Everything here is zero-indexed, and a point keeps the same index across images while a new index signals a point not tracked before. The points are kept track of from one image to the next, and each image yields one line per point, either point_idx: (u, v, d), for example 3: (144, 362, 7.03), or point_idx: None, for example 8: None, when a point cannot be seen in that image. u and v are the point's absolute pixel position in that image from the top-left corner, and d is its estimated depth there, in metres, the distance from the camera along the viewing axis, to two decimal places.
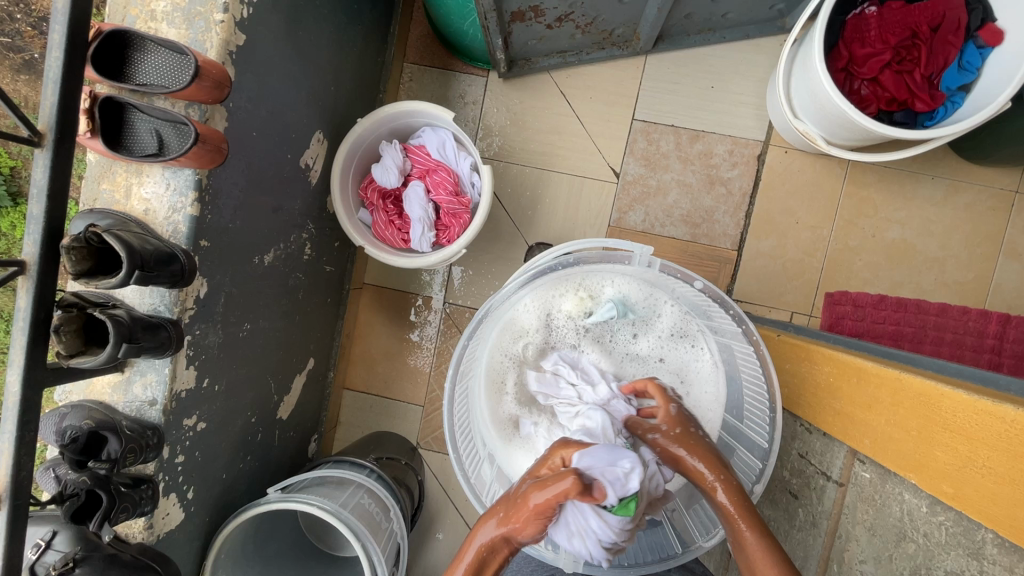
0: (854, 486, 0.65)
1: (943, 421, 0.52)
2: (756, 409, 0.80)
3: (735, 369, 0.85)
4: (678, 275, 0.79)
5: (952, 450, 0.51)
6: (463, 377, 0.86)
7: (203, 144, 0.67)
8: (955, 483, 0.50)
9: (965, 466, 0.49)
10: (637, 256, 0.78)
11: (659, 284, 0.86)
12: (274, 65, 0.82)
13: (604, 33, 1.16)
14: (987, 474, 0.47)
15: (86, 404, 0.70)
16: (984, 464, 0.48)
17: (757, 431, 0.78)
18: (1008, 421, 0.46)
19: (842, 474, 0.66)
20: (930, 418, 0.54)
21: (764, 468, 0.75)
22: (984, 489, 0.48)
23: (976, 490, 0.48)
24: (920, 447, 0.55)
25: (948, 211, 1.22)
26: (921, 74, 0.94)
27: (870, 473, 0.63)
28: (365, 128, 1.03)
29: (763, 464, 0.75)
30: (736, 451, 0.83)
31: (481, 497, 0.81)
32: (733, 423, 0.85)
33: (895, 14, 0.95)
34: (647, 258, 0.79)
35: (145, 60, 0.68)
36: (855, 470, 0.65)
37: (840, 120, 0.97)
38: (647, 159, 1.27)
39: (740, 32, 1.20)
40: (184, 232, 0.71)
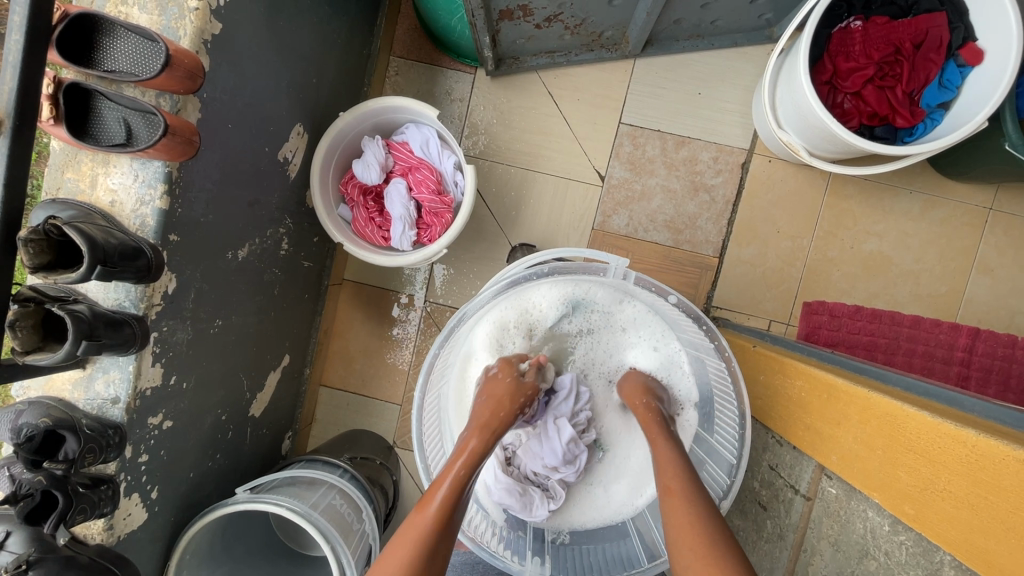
0: (821, 501, 0.65)
1: (907, 443, 0.53)
2: (727, 423, 0.80)
3: (706, 381, 0.86)
4: (653, 286, 0.79)
5: (914, 471, 0.52)
6: (435, 385, 0.84)
7: (173, 136, 0.65)
8: (917, 504, 0.51)
9: (927, 489, 0.50)
10: (613, 266, 0.78)
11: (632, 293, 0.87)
12: (252, 55, 0.79)
13: (593, 35, 1.16)
14: (946, 496, 0.48)
15: (43, 400, 0.68)
16: (944, 487, 0.48)
17: (725, 446, 0.79)
18: (969, 446, 0.47)
19: (810, 488, 0.67)
20: (895, 438, 0.55)
21: (731, 484, 0.75)
22: (943, 512, 0.49)
23: (935, 511, 0.49)
24: (884, 466, 0.55)
25: (925, 226, 1.24)
26: (903, 90, 0.95)
27: (837, 489, 0.63)
28: (346, 122, 1.01)
29: (730, 480, 0.75)
30: (706, 465, 0.83)
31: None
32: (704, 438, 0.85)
33: (879, 29, 0.96)
34: (622, 269, 0.79)
35: (113, 45, 0.64)
36: (823, 485, 0.65)
37: (822, 133, 0.98)
38: (633, 163, 1.27)
39: (729, 40, 1.20)
40: (152, 226, 0.69)
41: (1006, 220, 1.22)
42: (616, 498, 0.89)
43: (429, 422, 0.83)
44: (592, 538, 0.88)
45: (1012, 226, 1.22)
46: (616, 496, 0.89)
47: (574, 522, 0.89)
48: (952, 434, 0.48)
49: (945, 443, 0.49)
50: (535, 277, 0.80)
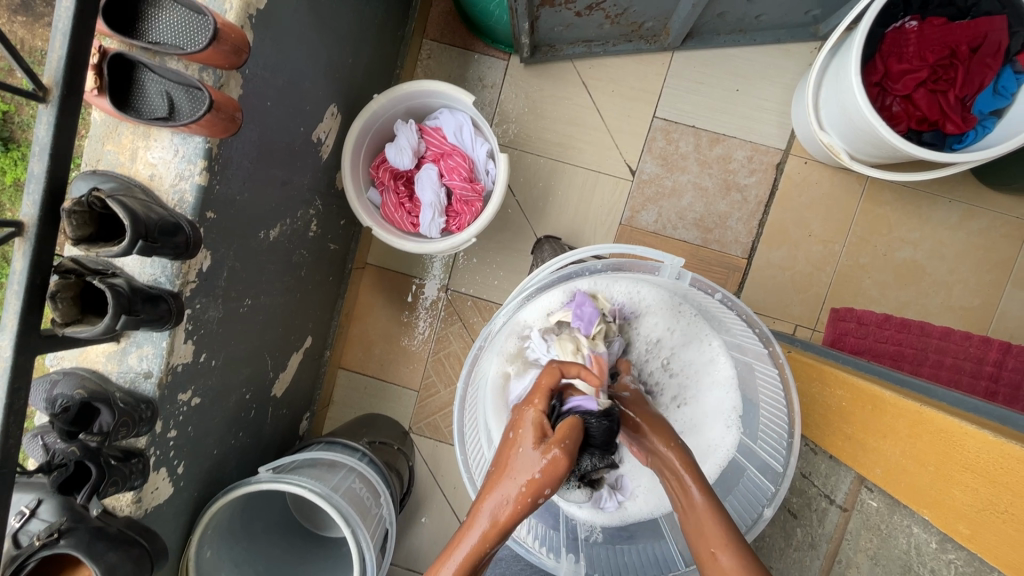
0: (859, 513, 0.64)
1: (963, 460, 0.52)
2: (771, 429, 0.78)
3: (753, 390, 0.83)
4: (707, 288, 0.76)
5: (969, 490, 0.51)
6: (474, 379, 0.81)
7: (217, 112, 0.64)
8: (973, 524, 0.50)
9: (985, 509, 0.49)
10: (667, 267, 0.74)
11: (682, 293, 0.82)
12: (293, 32, 0.78)
13: (633, 26, 1.13)
14: (1007, 519, 0.47)
15: (77, 371, 0.68)
16: (1006, 509, 0.47)
17: (772, 454, 0.77)
18: None
19: (848, 499, 0.66)
20: (948, 455, 0.54)
21: (776, 492, 0.73)
22: (1002, 534, 0.47)
23: (994, 533, 0.48)
24: (936, 483, 0.54)
25: (962, 236, 1.21)
26: (955, 95, 0.92)
27: (878, 502, 0.62)
28: (381, 105, 0.99)
29: (775, 487, 0.74)
30: (745, 470, 0.82)
31: None
32: (745, 442, 0.83)
33: (935, 31, 0.92)
34: (677, 269, 0.75)
35: (158, 17, 0.64)
36: (862, 497, 0.65)
37: (868, 135, 0.96)
38: (665, 159, 1.24)
39: (771, 36, 1.17)
40: (191, 202, 0.68)
41: None
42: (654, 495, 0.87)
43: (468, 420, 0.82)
44: (625, 536, 0.86)
45: None
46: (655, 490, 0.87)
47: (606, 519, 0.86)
48: (1016, 455, 0.47)
49: (1009, 463, 0.48)
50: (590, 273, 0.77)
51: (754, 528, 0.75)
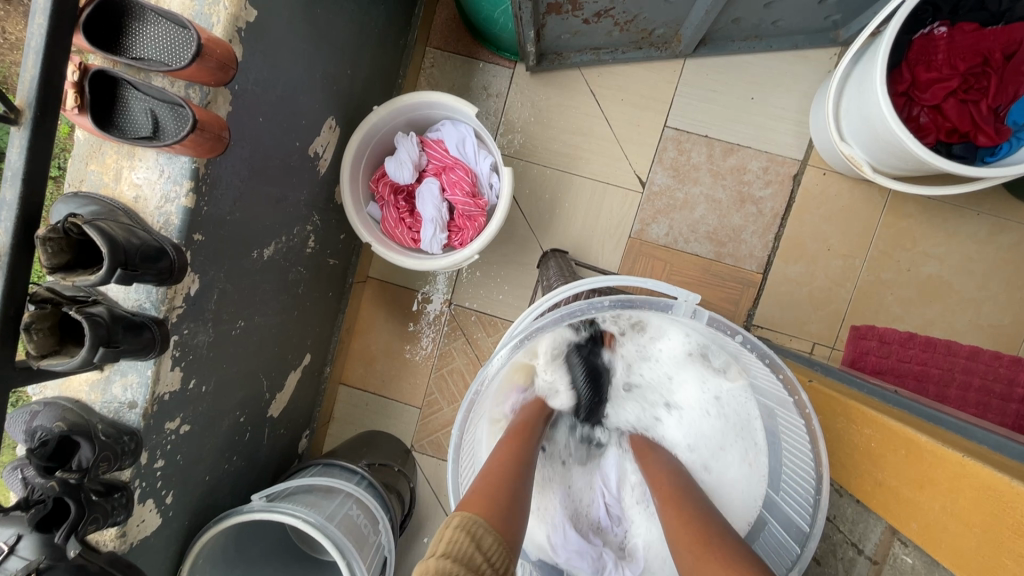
0: (890, 566, 0.59)
1: (1016, 526, 0.47)
2: (800, 484, 0.72)
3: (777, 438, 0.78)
4: (725, 329, 0.70)
5: None
6: (472, 425, 0.76)
7: (202, 131, 0.61)
8: None
9: None
10: (682, 303, 0.69)
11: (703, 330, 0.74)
12: (286, 43, 0.74)
13: (643, 33, 1.09)
14: None
15: (60, 401, 0.65)
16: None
17: (797, 508, 0.72)
18: None
19: (877, 550, 0.61)
20: (998, 517, 0.49)
21: (802, 552, 0.68)
22: None
23: None
24: (981, 547, 0.49)
25: (991, 251, 1.15)
26: (988, 105, 0.87)
27: (913, 559, 0.57)
28: (380, 117, 0.96)
29: (801, 548, 0.68)
30: (771, 524, 0.76)
31: None
32: (772, 496, 0.78)
33: (967, 38, 0.86)
34: (692, 306, 0.69)
35: (142, 31, 0.61)
36: (894, 550, 0.59)
37: (894, 148, 0.90)
38: (676, 170, 1.20)
39: (788, 42, 1.12)
40: (176, 224, 0.65)
41: None
42: None
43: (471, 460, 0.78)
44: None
45: None
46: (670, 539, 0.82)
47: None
48: None
49: None
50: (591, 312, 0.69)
51: None
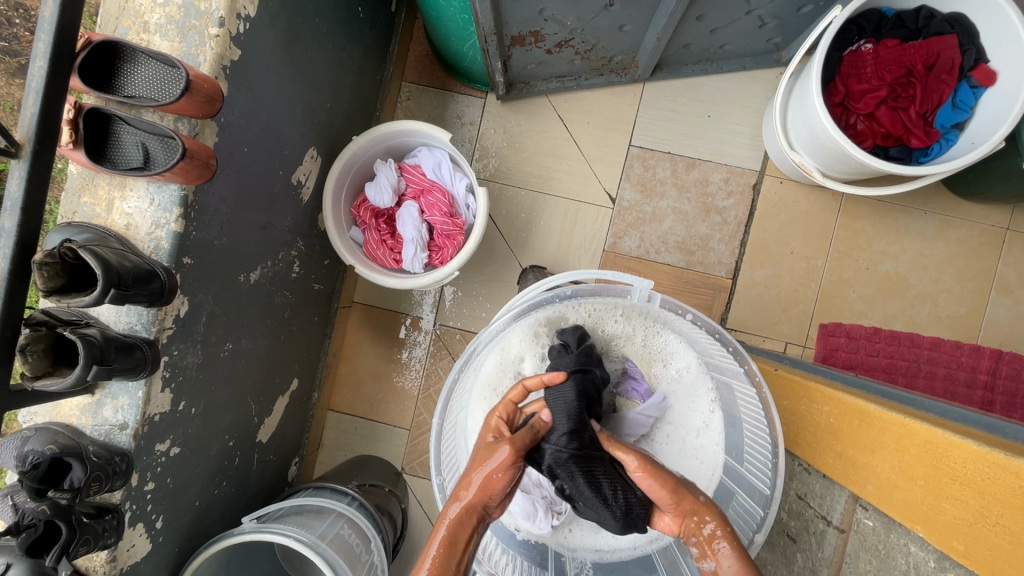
0: (855, 533, 0.63)
1: (950, 472, 0.51)
2: (757, 451, 0.77)
3: (737, 416, 0.82)
4: (676, 309, 0.78)
5: (960, 503, 0.50)
6: (452, 412, 0.82)
7: (191, 159, 0.65)
8: (966, 539, 0.49)
9: (976, 523, 0.48)
10: (637, 289, 0.77)
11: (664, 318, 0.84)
12: (268, 80, 0.80)
13: (602, 60, 1.17)
14: (1000, 531, 0.46)
15: (50, 427, 0.66)
16: (998, 521, 0.47)
17: (756, 476, 0.76)
18: (1018, 476, 0.46)
19: (844, 520, 0.64)
20: (936, 468, 0.53)
21: (765, 516, 0.71)
22: (997, 547, 0.46)
23: (986, 546, 0.47)
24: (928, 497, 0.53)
25: (941, 246, 1.22)
26: (916, 111, 0.96)
27: (873, 521, 0.61)
28: (359, 146, 1.01)
29: (763, 512, 0.72)
30: (735, 494, 0.80)
31: None
32: (733, 466, 0.82)
33: (891, 52, 0.95)
34: (646, 292, 0.77)
35: (134, 72, 0.66)
36: (857, 516, 0.63)
37: (835, 152, 0.98)
38: (643, 185, 1.27)
39: (737, 63, 1.22)
40: (166, 248, 0.68)
41: None
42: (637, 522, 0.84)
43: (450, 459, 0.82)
44: (616, 565, 0.85)
45: None
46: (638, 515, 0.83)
47: (595, 548, 0.85)
48: (1000, 464, 0.47)
49: (993, 474, 0.48)
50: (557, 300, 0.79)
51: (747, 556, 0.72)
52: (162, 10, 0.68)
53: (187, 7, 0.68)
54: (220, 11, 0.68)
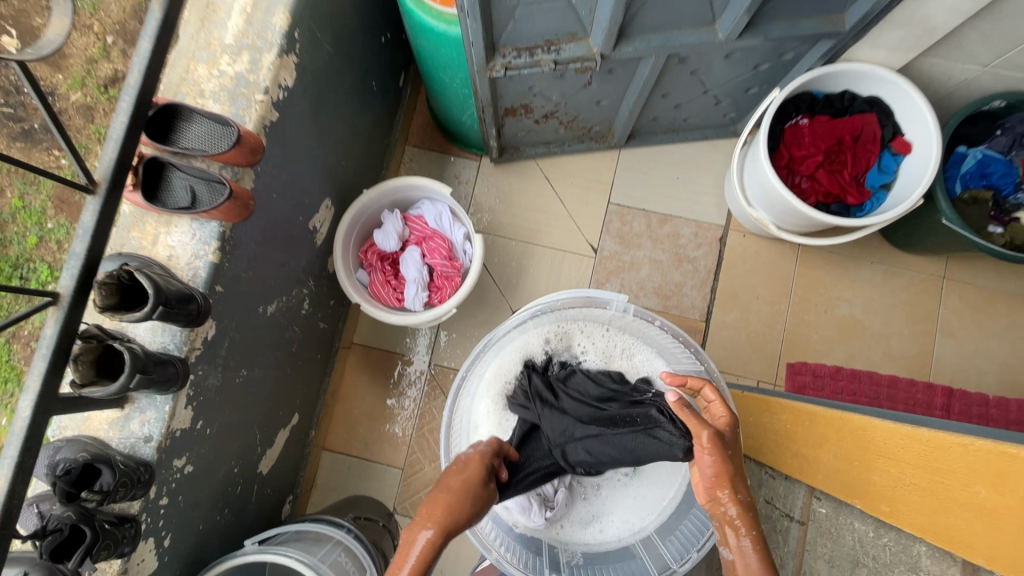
0: (813, 523, 0.71)
1: (876, 449, 0.60)
2: None
3: None
4: (646, 318, 0.96)
5: (885, 473, 0.58)
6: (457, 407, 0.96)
7: (235, 200, 0.76)
8: (891, 502, 0.56)
9: (897, 487, 0.56)
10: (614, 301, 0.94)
11: (639, 332, 0.98)
12: (298, 138, 0.93)
13: (583, 129, 1.34)
14: (913, 488, 0.53)
15: (81, 439, 0.72)
16: (910, 480, 0.54)
17: None
18: (922, 440, 0.54)
19: (803, 512, 0.72)
20: (867, 449, 0.62)
21: None
22: (911, 503, 0.54)
23: (905, 505, 0.54)
24: (869, 477, 0.59)
25: (888, 292, 1.36)
26: (850, 173, 1.14)
27: (826, 508, 0.69)
28: (369, 198, 1.14)
29: None
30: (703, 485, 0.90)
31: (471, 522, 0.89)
32: None
33: (824, 125, 1.12)
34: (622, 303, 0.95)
35: (188, 128, 0.77)
36: (813, 506, 0.71)
37: (785, 207, 1.14)
38: (622, 237, 1.41)
39: (700, 134, 1.40)
40: (203, 276, 0.78)
41: (960, 287, 1.35)
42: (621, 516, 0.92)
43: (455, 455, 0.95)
44: (604, 556, 0.92)
45: (965, 292, 1.35)
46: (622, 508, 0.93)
47: (585, 541, 0.92)
48: (911, 433, 0.56)
49: (906, 442, 0.56)
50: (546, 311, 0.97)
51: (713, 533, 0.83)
52: (217, 80, 0.81)
53: (238, 78, 0.81)
54: (265, 82, 0.82)
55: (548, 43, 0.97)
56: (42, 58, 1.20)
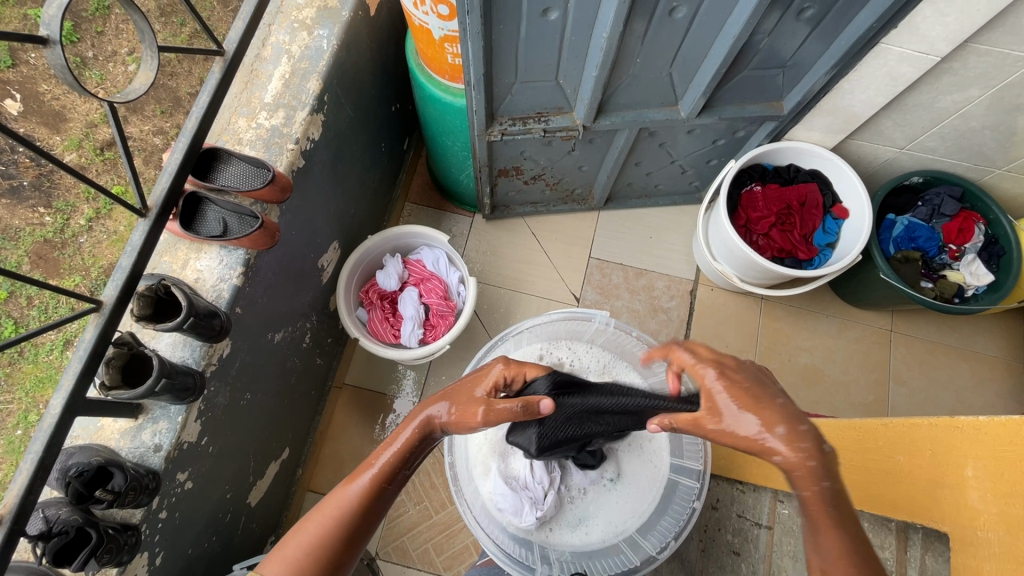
0: (780, 524, 0.91)
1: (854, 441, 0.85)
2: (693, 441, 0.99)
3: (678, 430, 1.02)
4: (624, 331, 1.07)
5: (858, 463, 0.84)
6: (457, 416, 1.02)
7: (263, 231, 0.85)
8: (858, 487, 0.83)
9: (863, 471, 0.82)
10: (599, 317, 1.06)
11: (619, 347, 1.09)
12: (318, 184, 1.05)
13: (567, 192, 1.51)
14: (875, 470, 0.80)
15: (93, 445, 0.75)
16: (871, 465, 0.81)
17: (691, 458, 0.98)
18: (884, 427, 0.80)
19: (770, 518, 0.92)
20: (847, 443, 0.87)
21: (701, 487, 0.94)
22: (871, 480, 0.81)
23: (866, 482, 0.81)
24: (930, 488, 0.71)
25: (844, 343, 1.49)
26: (799, 234, 1.30)
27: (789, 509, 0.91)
28: (374, 242, 1.25)
29: (699, 483, 0.95)
30: (677, 482, 0.98)
31: (472, 517, 0.95)
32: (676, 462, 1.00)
33: (775, 192, 1.30)
34: (606, 318, 1.06)
35: (226, 169, 0.88)
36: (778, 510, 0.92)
37: (745, 261, 1.29)
38: (602, 289, 1.53)
39: (669, 200, 1.58)
40: (226, 298, 0.85)
41: (906, 339, 1.49)
42: (606, 521, 0.98)
43: (457, 454, 1.02)
44: (589, 557, 0.96)
45: (911, 344, 1.49)
46: (608, 513, 0.99)
47: (572, 542, 0.97)
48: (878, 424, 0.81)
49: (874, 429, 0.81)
50: (538, 327, 1.08)
51: (690, 521, 0.93)
52: (255, 131, 0.94)
53: (273, 130, 0.94)
54: (297, 134, 0.95)
55: (538, 114, 1.14)
56: (41, 120, 1.33)
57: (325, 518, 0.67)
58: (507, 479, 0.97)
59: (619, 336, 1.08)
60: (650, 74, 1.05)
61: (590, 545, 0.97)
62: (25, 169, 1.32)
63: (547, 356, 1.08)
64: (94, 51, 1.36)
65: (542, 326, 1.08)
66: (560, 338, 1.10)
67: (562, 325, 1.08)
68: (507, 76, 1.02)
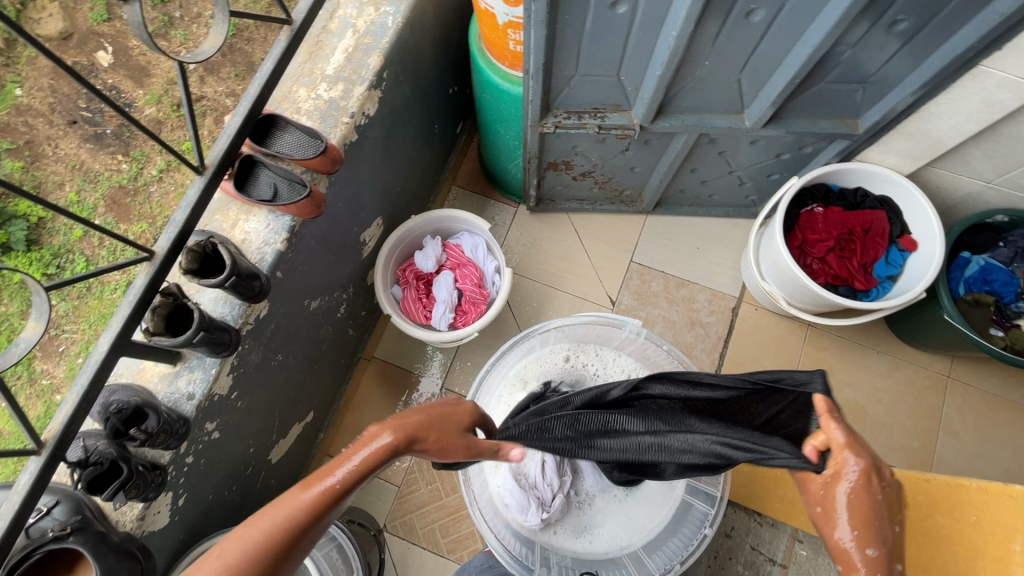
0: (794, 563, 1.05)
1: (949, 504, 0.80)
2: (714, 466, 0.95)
3: None
4: (653, 343, 1.04)
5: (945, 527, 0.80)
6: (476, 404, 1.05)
7: (311, 199, 0.87)
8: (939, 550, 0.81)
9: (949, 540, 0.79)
10: (628, 326, 1.03)
11: (646, 357, 1.07)
12: (367, 159, 1.06)
13: (616, 191, 1.47)
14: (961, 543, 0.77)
15: (133, 386, 0.79)
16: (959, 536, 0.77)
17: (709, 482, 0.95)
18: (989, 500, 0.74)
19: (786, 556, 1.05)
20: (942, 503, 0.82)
21: (715, 512, 0.91)
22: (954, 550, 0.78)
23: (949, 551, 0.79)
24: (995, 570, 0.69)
25: (893, 383, 1.40)
26: (859, 262, 1.23)
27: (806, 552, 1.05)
28: (417, 223, 1.26)
29: (713, 507, 0.92)
30: (692, 505, 0.95)
31: (477, 506, 0.95)
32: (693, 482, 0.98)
33: (837, 215, 1.23)
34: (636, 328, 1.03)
35: (281, 136, 0.90)
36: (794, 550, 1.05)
37: (795, 285, 1.22)
38: (640, 294, 1.49)
39: (723, 211, 1.52)
40: (268, 260, 0.88)
41: (964, 388, 1.39)
42: (610, 531, 0.97)
43: None
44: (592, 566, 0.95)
45: (969, 394, 1.38)
46: (614, 525, 0.98)
47: (574, 548, 0.97)
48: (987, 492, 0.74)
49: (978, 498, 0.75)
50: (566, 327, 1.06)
51: (700, 546, 0.90)
52: (313, 101, 0.96)
53: (331, 102, 0.96)
54: (353, 108, 0.96)
55: (595, 110, 1.11)
56: (128, 73, 1.41)
57: (246, 548, 0.48)
58: (517, 475, 0.98)
59: (648, 347, 1.05)
60: (718, 78, 1.00)
61: (591, 554, 0.96)
62: (107, 118, 1.40)
63: (571, 359, 1.08)
64: (182, 11, 1.42)
65: (571, 327, 1.06)
66: (586, 340, 1.09)
67: (590, 329, 1.07)
68: (567, 68, 1.00)
